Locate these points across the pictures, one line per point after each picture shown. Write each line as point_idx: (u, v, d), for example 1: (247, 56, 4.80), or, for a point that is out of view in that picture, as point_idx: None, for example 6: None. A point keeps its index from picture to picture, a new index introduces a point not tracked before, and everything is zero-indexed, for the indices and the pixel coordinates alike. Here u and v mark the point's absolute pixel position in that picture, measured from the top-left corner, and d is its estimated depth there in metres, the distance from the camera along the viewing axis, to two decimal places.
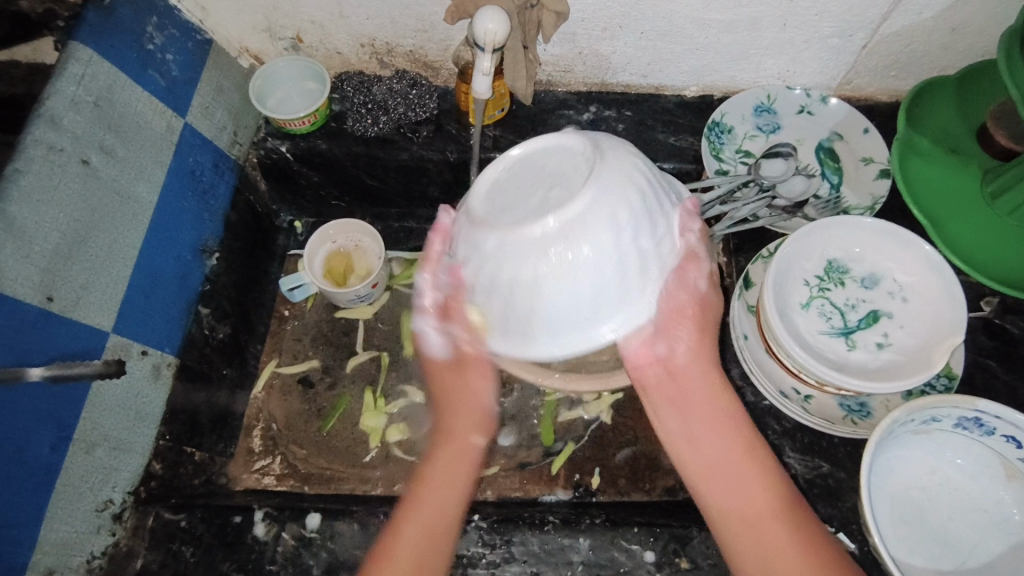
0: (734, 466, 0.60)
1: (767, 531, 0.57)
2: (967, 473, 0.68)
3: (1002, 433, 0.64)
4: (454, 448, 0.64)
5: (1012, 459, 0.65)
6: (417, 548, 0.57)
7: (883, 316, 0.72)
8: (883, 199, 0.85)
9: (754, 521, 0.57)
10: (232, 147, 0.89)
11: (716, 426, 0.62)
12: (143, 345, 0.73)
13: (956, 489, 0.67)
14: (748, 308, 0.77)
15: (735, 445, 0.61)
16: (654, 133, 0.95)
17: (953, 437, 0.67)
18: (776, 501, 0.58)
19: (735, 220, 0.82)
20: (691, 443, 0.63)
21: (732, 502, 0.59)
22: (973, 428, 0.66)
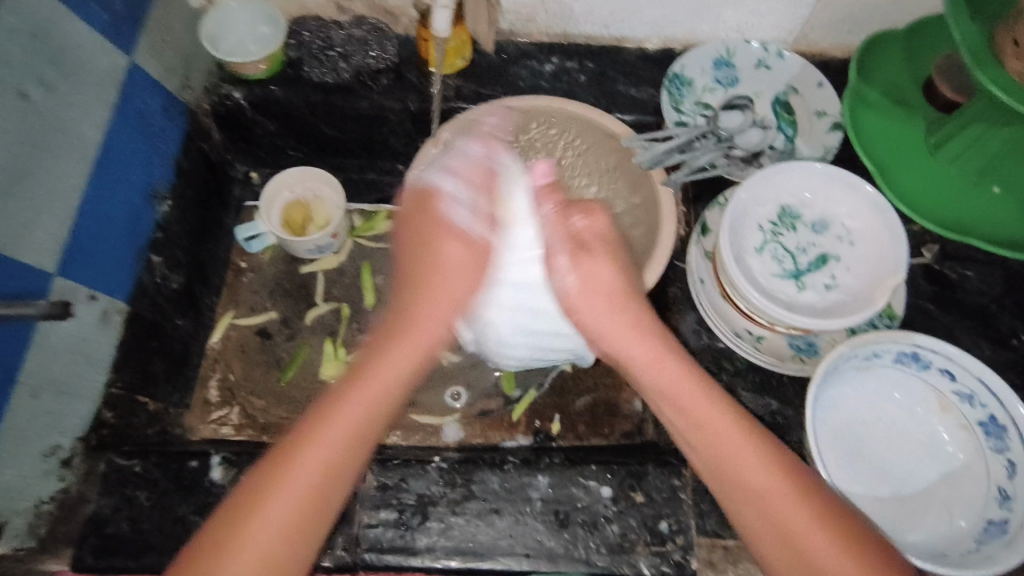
0: (716, 428, 0.59)
1: (771, 497, 0.55)
2: (907, 408, 0.71)
3: (938, 366, 0.69)
4: (376, 384, 0.60)
5: (946, 392, 0.70)
6: (281, 519, 0.52)
7: (831, 259, 0.74)
8: (835, 150, 0.88)
9: (760, 488, 0.56)
10: (182, 90, 0.86)
11: (688, 384, 0.61)
12: (91, 290, 0.70)
13: (896, 423, 0.71)
14: (705, 253, 0.79)
15: (716, 406, 0.60)
16: (616, 86, 0.95)
17: (894, 373, 0.71)
18: (777, 468, 0.56)
19: (693, 167, 0.84)
20: (668, 404, 0.62)
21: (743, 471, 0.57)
22: (910, 363, 0.70)
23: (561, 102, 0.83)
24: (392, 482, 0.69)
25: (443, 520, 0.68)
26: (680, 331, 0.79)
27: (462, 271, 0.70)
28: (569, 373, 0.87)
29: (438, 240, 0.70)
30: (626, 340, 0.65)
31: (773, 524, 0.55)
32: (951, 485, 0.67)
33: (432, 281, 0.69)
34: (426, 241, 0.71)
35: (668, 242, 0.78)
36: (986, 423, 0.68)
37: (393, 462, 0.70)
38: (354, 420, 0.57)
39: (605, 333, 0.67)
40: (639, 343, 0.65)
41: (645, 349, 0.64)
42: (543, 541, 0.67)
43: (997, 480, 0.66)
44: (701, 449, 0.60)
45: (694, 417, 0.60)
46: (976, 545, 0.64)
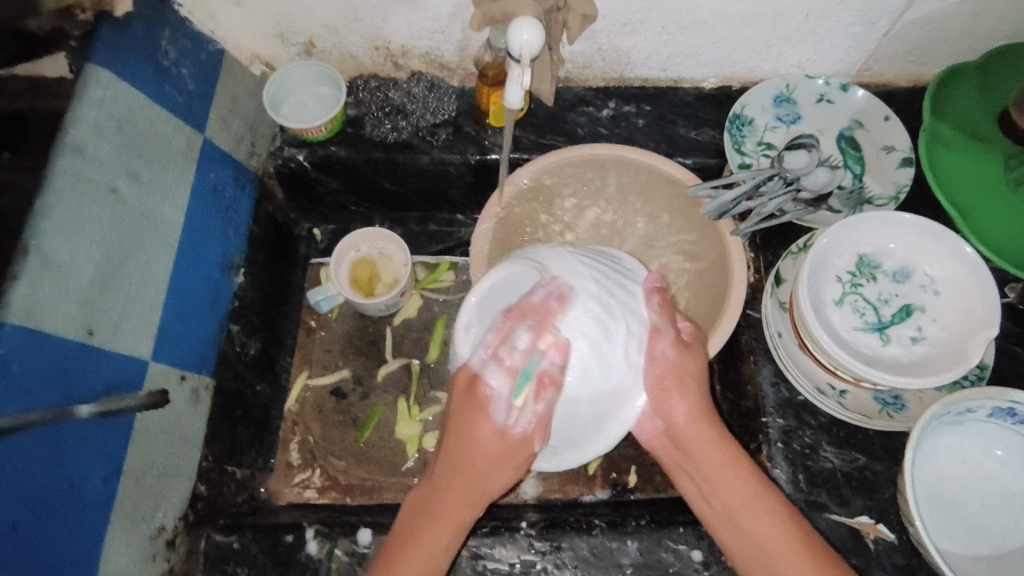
0: (787, 562, 0.60)
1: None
2: (1000, 461, 0.69)
3: None
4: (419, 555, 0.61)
5: None
6: None
7: (915, 310, 0.73)
8: (907, 187, 0.86)
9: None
10: (250, 158, 0.87)
11: (762, 509, 0.63)
12: (182, 369, 0.72)
13: (993, 477, 0.69)
14: (781, 304, 0.78)
15: (784, 537, 0.61)
16: (675, 128, 0.94)
17: (988, 425, 0.69)
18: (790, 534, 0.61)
19: (761, 215, 0.82)
20: (742, 536, 0.63)
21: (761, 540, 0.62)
22: (1005, 418, 0.68)
23: (624, 149, 0.85)
24: (481, 551, 0.70)
25: None
26: (758, 383, 0.78)
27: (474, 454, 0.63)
28: None
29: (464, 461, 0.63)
30: (703, 458, 0.66)
31: None
32: None
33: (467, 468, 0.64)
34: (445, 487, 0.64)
35: (737, 306, 0.79)
36: None
37: (481, 529, 0.71)
38: (407, 572, 0.60)
39: (694, 451, 0.66)
40: (727, 466, 0.65)
41: (723, 458, 0.65)
42: None
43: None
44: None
45: (763, 552, 0.62)
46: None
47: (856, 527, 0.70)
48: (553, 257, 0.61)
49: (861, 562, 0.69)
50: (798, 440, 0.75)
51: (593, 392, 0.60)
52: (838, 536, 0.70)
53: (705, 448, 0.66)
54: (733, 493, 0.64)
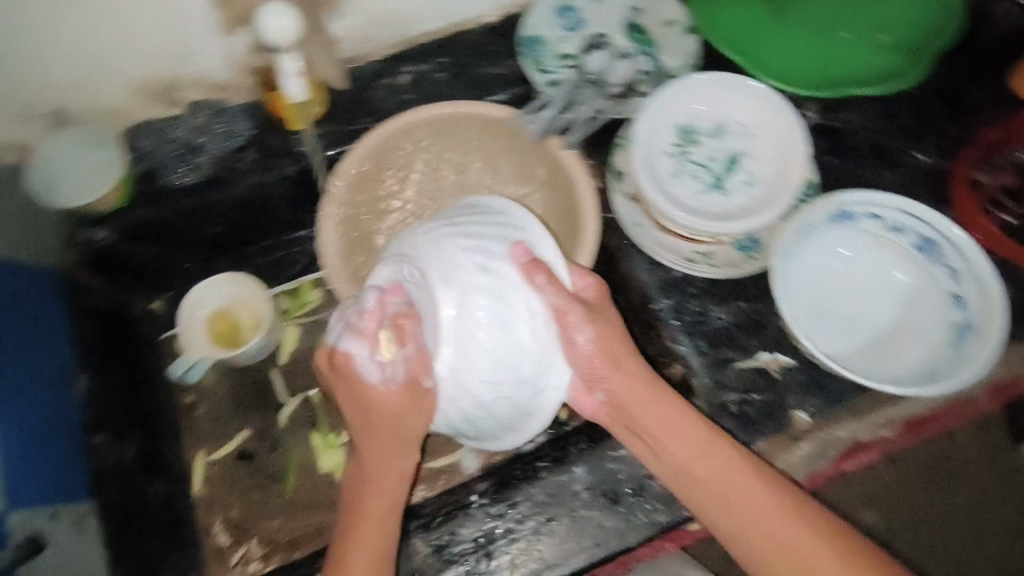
0: (748, 504, 0.57)
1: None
2: (855, 259, 0.76)
3: (866, 213, 0.75)
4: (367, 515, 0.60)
5: (880, 232, 0.76)
6: None
7: (741, 157, 0.78)
8: (699, 52, 0.90)
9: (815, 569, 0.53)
10: (43, 253, 0.80)
11: (719, 452, 0.60)
12: (51, 507, 0.67)
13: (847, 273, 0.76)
14: (629, 197, 0.80)
15: (742, 471, 0.58)
16: (476, 70, 0.93)
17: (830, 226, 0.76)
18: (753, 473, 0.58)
19: (581, 120, 0.87)
20: (703, 484, 0.59)
21: (730, 483, 0.58)
22: (843, 220, 0.75)
23: (433, 107, 0.84)
24: (443, 541, 0.68)
25: (508, 551, 0.68)
26: (636, 276, 0.81)
27: (384, 448, 0.61)
28: None
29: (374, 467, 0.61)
30: (654, 420, 0.61)
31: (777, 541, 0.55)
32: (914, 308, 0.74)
33: (376, 426, 0.60)
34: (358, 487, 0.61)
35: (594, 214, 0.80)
36: (921, 244, 0.74)
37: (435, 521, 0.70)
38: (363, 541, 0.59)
39: (646, 413, 0.61)
40: (677, 413, 0.61)
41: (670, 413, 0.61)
42: (605, 525, 0.68)
43: (947, 289, 0.73)
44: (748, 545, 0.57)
45: (729, 499, 0.58)
46: (955, 350, 0.71)
47: (761, 366, 0.75)
48: (428, 248, 0.58)
49: (774, 394, 0.74)
50: (686, 311, 0.78)
51: (516, 375, 0.58)
52: (747, 380, 0.75)
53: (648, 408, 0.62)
54: (692, 442, 0.60)
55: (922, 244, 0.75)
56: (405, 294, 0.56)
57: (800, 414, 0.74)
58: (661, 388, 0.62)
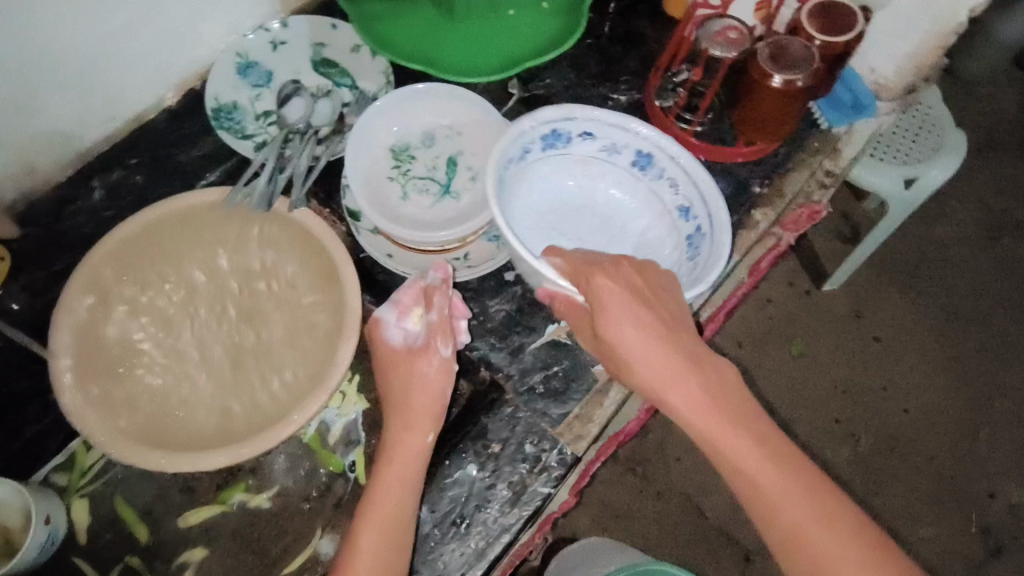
0: (756, 470, 0.61)
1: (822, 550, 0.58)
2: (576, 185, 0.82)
3: (579, 133, 0.78)
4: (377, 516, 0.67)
5: (595, 151, 0.80)
6: None
7: (457, 157, 0.81)
8: (390, 68, 0.90)
9: (807, 532, 0.59)
10: None
11: (727, 419, 0.62)
12: None
13: (575, 204, 0.81)
14: (373, 231, 0.82)
15: (738, 428, 0.62)
16: (175, 159, 0.87)
17: (547, 160, 0.80)
18: (756, 440, 0.62)
19: (302, 175, 0.83)
20: (710, 444, 0.62)
21: (738, 449, 0.61)
22: (555, 145, 0.78)
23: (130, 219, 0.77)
24: None
25: None
26: None
27: (422, 458, 0.71)
28: (371, 407, 0.84)
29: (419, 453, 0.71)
30: (673, 389, 0.63)
31: (769, 498, 0.60)
32: (638, 218, 0.80)
33: (412, 396, 0.72)
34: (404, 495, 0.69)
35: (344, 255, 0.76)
36: (638, 154, 0.79)
37: None
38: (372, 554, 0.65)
39: (640, 363, 0.64)
40: (685, 386, 0.63)
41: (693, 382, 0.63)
42: (463, 551, 0.71)
43: (673, 205, 0.79)
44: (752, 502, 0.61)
45: (738, 459, 0.61)
46: (684, 253, 0.77)
47: (551, 338, 0.79)
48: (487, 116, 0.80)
49: (572, 358, 0.78)
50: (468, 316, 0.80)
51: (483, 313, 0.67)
52: (545, 356, 0.78)
53: (677, 366, 0.63)
54: (710, 418, 0.62)
55: (640, 157, 0.79)
56: (447, 271, 0.75)
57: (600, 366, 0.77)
58: (691, 353, 0.64)
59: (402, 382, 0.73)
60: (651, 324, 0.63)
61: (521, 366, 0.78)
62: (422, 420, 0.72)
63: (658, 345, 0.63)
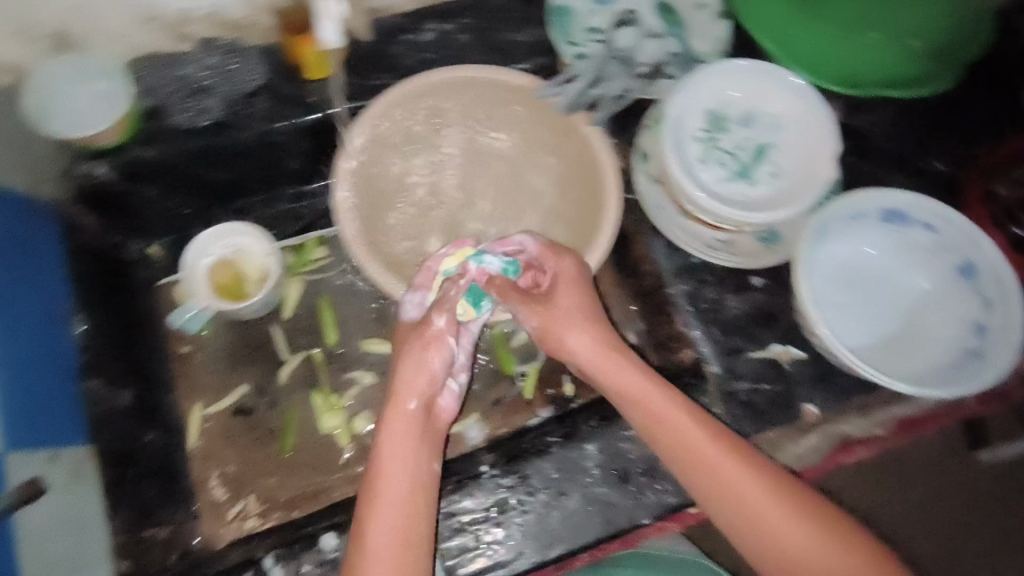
0: (700, 443, 0.61)
1: (767, 511, 0.58)
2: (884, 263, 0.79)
3: (921, 222, 0.77)
4: (393, 466, 0.63)
5: (921, 243, 0.78)
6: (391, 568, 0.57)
7: (767, 148, 0.78)
8: (727, 38, 0.90)
9: (745, 497, 0.59)
10: (37, 186, 0.73)
11: (650, 385, 0.65)
12: (51, 448, 0.62)
13: (879, 273, 0.79)
14: (653, 179, 0.81)
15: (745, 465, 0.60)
16: (500, 35, 0.89)
17: (872, 228, 0.78)
18: (772, 482, 0.59)
19: (609, 98, 0.86)
20: (646, 426, 0.64)
21: (747, 489, 0.59)
22: (894, 222, 0.77)
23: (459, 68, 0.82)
24: (451, 509, 0.70)
25: (519, 521, 0.69)
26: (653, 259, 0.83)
27: (409, 438, 0.64)
28: None
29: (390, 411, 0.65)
30: (620, 370, 0.66)
31: (774, 535, 0.57)
32: (928, 325, 0.76)
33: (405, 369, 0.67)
34: (391, 422, 0.65)
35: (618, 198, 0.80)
36: (961, 265, 0.76)
37: (446, 488, 0.71)
38: (402, 475, 0.62)
39: (611, 373, 0.66)
40: (598, 356, 0.67)
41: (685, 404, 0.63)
42: (614, 502, 0.70)
43: (968, 317, 0.75)
44: (694, 478, 0.61)
45: (746, 502, 0.59)
46: (953, 368, 0.72)
47: (773, 357, 0.78)
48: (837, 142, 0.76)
49: (783, 385, 0.76)
50: (702, 299, 0.80)
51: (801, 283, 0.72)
52: (759, 370, 0.77)
53: (653, 403, 0.64)
54: (710, 445, 0.61)
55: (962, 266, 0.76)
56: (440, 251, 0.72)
57: (808, 407, 0.76)
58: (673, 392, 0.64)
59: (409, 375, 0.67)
60: (574, 281, 0.69)
61: (733, 368, 0.77)
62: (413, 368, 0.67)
63: (598, 339, 0.68)
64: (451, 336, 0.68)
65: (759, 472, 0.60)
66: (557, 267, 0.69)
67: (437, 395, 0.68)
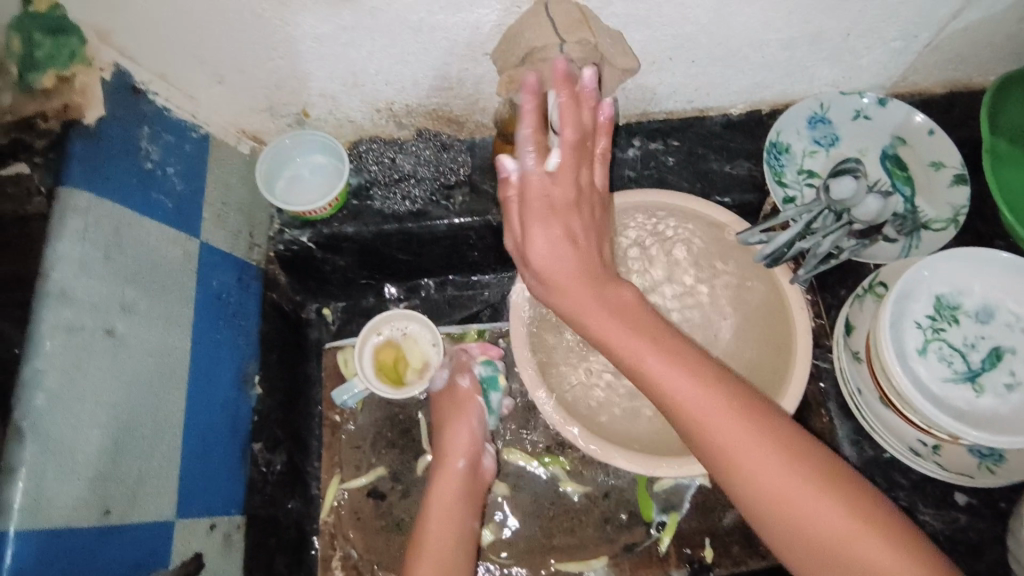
0: (750, 458, 0.52)
1: (856, 544, 0.48)
2: None
3: None
4: (441, 513, 0.70)
5: None
6: None
7: (1005, 353, 0.67)
8: (966, 208, 0.80)
9: (816, 525, 0.49)
10: (251, 251, 0.78)
11: (718, 423, 0.53)
12: (210, 517, 0.64)
13: None
14: (855, 356, 0.72)
15: (815, 500, 0.50)
16: (708, 164, 0.87)
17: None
18: (850, 518, 0.49)
19: (818, 257, 0.75)
20: (704, 445, 0.53)
21: (822, 524, 0.49)
22: None
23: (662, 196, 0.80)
24: None
25: None
26: (836, 443, 0.73)
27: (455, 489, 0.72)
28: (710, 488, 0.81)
29: (447, 431, 0.77)
30: (664, 379, 0.54)
31: None
32: None
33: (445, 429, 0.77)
34: (442, 456, 0.75)
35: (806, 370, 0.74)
36: None
37: None
38: (448, 522, 0.69)
39: (649, 374, 0.55)
40: (677, 379, 0.54)
41: (747, 436, 0.52)
42: None
43: None
44: (751, 500, 0.52)
45: (812, 532, 0.49)
46: None
47: None
48: None
49: None
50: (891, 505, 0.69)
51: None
52: None
53: (699, 404, 0.53)
54: (778, 483, 0.51)
55: None
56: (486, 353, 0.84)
57: None
58: (724, 397, 0.54)
59: (456, 427, 0.77)
60: (569, 244, 0.57)
61: None
62: (460, 424, 0.77)
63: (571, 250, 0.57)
64: (479, 395, 0.80)
65: (832, 495, 0.50)
66: (530, 207, 0.57)
67: (481, 454, 0.77)
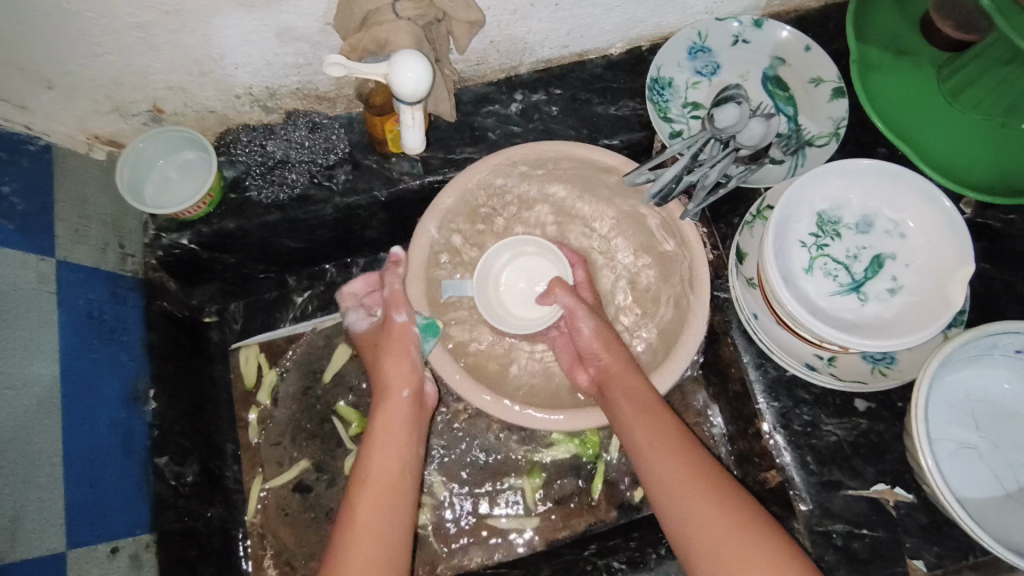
0: (646, 434, 0.66)
1: (698, 505, 0.60)
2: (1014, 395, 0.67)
3: None
4: (368, 504, 0.62)
5: None
6: None
7: (886, 259, 0.69)
8: (845, 120, 0.80)
9: (675, 480, 0.62)
10: (124, 262, 0.74)
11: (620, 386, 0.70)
12: (111, 540, 0.62)
13: (1005, 410, 0.67)
14: (748, 282, 0.73)
15: (691, 466, 0.63)
16: (592, 108, 0.85)
17: (1006, 358, 0.67)
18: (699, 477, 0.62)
19: (706, 190, 0.73)
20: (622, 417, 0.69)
21: (671, 477, 0.62)
22: None
23: (532, 147, 0.78)
24: None
25: None
26: (742, 368, 0.74)
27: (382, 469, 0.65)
28: None
29: (385, 375, 0.72)
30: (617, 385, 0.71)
31: (702, 532, 0.58)
32: None
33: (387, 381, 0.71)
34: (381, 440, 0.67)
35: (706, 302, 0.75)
36: None
37: None
38: (375, 517, 0.61)
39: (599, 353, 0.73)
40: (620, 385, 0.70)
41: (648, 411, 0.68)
42: None
43: None
44: (653, 477, 0.64)
45: (668, 478, 0.63)
46: None
47: (876, 497, 0.68)
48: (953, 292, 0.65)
49: (888, 533, 0.66)
50: (796, 420, 0.71)
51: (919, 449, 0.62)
52: (860, 511, 0.67)
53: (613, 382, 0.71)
54: (646, 434, 0.66)
55: None
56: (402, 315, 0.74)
57: (918, 562, 0.65)
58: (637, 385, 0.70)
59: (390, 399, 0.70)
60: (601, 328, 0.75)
61: (828, 505, 0.68)
62: (398, 373, 0.71)
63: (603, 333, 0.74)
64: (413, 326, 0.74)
65: (705, 473, 0.62)
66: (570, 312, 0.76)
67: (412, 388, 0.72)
